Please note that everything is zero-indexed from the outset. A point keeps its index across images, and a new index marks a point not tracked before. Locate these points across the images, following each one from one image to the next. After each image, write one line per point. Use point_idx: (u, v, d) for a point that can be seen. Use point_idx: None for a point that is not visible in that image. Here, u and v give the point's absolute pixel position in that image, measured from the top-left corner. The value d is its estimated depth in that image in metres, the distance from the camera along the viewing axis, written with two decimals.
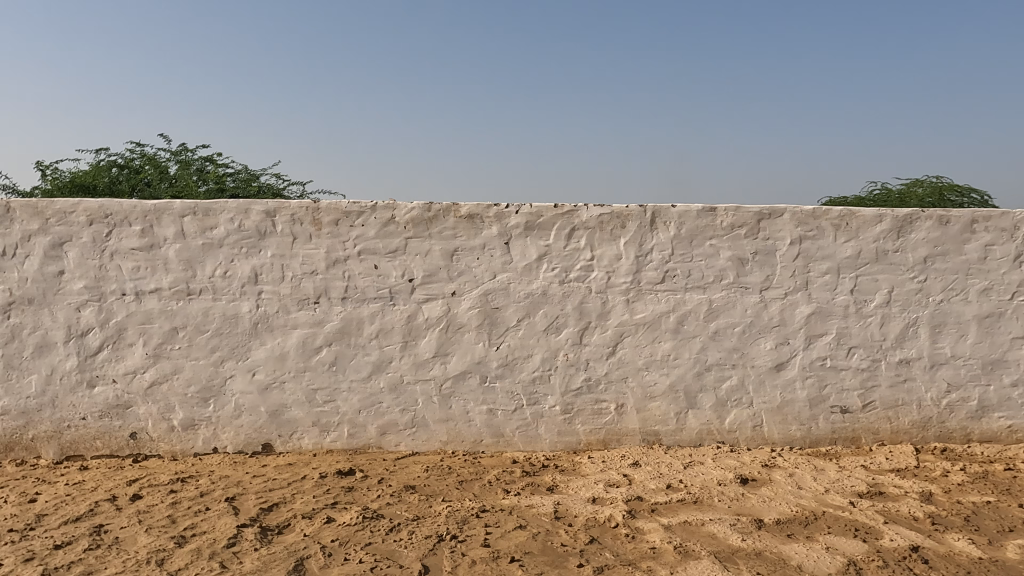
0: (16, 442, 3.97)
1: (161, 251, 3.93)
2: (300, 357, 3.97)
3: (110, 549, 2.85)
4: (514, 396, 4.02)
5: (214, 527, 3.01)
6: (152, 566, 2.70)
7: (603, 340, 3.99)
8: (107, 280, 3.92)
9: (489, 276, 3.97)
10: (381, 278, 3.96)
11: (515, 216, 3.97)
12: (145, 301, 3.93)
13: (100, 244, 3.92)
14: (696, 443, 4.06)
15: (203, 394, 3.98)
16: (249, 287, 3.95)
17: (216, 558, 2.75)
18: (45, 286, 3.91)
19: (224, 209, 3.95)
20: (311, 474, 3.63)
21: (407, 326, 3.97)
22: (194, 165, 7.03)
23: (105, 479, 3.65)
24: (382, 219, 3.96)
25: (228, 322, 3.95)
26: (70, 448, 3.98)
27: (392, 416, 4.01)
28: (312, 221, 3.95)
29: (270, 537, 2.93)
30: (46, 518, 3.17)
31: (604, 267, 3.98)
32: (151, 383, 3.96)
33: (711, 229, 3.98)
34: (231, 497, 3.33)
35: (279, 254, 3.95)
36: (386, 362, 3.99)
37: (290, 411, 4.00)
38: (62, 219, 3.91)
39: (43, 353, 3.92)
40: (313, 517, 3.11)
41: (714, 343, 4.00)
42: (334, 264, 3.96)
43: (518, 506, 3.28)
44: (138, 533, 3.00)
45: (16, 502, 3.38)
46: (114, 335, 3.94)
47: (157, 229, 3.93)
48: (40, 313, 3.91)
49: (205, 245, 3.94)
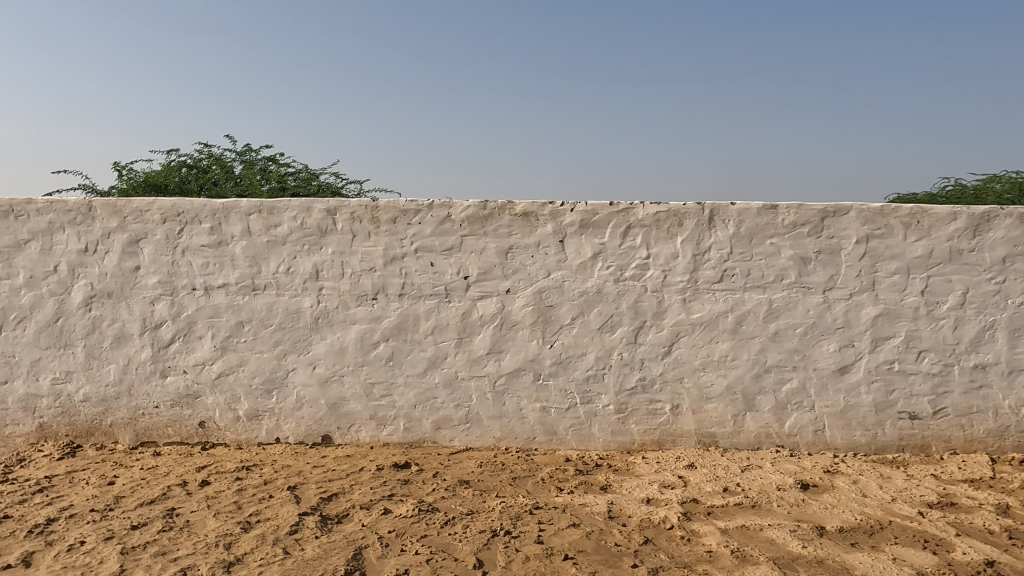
0: (95, 428, 4.20)
1: (229, 248, 4.09)
2: (358, 352, 4.07)
3: (182, 532, 2.99)
4: (568, 394, 4.01)
5: (277, 514, 3.13)
6: (220, 549, 2.82)
7: (659, 340, 3.94)
8: (179, 275, 4.11)
9: (543, 274, 3.98)
10: (437, 275, 4.02)
11: (571, 213, 3.96)
12: (213, 296, 4.11)
13: (173, 241, 4.11)
14: (755, 447, 3.97)
15: (266, 385, 4.12)
16: (311, 283, 4.07)
17: (280, 544, 2.86)
18: (122, 280, 4.13)
19: (288, 207, 4.08)
20: (368, 466, 3.72)
21: (463, 323, 4.02)
22: (257, 165, 7.30)
23: (177, 465, 3.84)
24: (438, 217, 4.02)
25: (291, 316, 4.09)
26: (144, 435, 4.19)
27: (446, 411, 4.07)
28: (371, 219, 4.04)
29: (330, 526, 3.03)
30: (124, 500, 3.36)
31: (660, 265, 3.93)
32: (218, 374, 4.13)
33: (772, 227, 3.88)
34: (293, 486, 3.45)
35: (339, 251, 4.06)
36: (442, 357, 4.04)
37: (348, 404, 4.11)
38: (139, 217, 4.12)
39: (120, 344, 4.15)
40: (371, 508, 3.19)
41: (774, 344, 3.90)
42: (391, 261, 4.04)
43: (571, 504, 3.28)
44: (207, 517, 3.14)
45: (96, 484, 3.58)
46: (185, 328, 4.12)
47: (225, 227, 4.09)
48: (119, 306, 4.14)
49: (270, 242, 4.08)
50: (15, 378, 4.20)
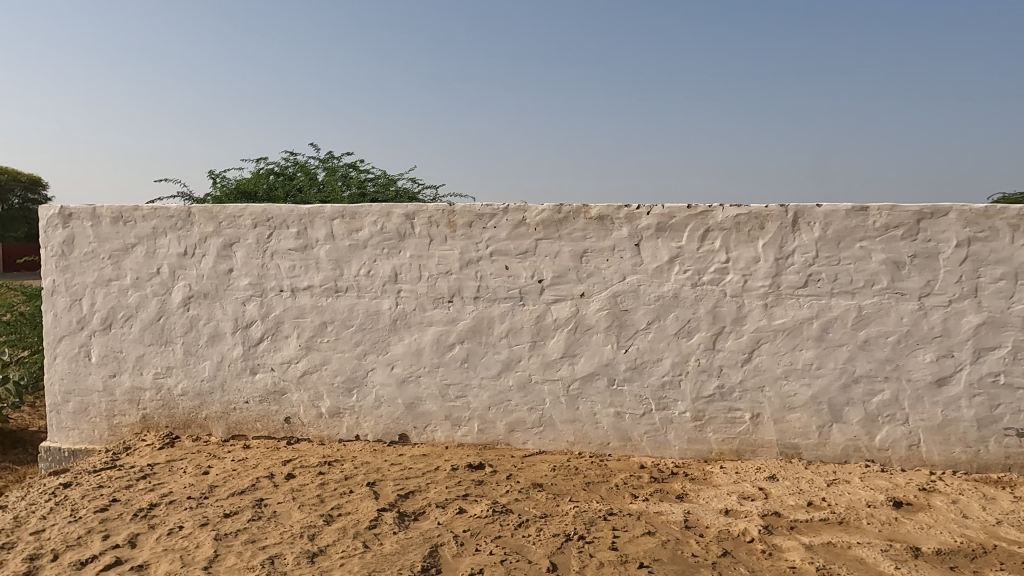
0: (192, 421, 4.48)
1: (314, 251, 4.27)
2: (434, 353, 4.16)
3: (269, 522, 3.14)
4: (643, 400, 3.95)
5: (357, 509, 3.24)
6: (305, 540, 2.95)
7: (738, 346, 3.82)
8: (268, 277, 4.33)
9: (618, 278, 3.94)
10: (512, 278, 4.06)
11: (647, 216, 3.90)
12: (299, 297, 4.30)
13: (263, 245, 4.33)
14: (842, 460, 3.78)
15: (347, 384, 4.28)
16: (390, 285, 4.19)
17: (360, 538, 2.95)
18: (217, 282, 4.38)
19: (369, 212, 4.21)
20: (444, 466, 3.78)
21: (537, 326, 4.04)
22: (339, 171, 7.59)
23: (265, 458, 4.04)
24: (513, 220, 4.05)
25: (371, 318, 4.22)
26: (235, 428, 4.43)
27: (520, 414, 4.10)
28: (448, 223, 4.12)
29: (407, 523, 3.10)
30: (217, 489, 3.56)
31: (740, 269, 3.81)
32: (303, 372, 4.31)
33: (862, 229, 3.69)
34: (372, 482, 3.56)
35: (417, 254, 4.16)
36: (516, 360, 4.07)
37: (425, 404, 4.20)
38: (232, 223, 4.36)
39: (215, 342, 4.40)
40: (446, 507, 3.25)
41: (864, 353, 3.71)
42: (467, 264, 4.11)
43: (646, 512, 3.22)
44: (292, 508, 3.29)
45: (193, 473, 3.82)
46: (273, 328, 4.33)
47: (310, 231, 4.27)
48: (214, 306, 4.40)
49: (352, 246, 4.23)
50: (122, 372, 4.53)
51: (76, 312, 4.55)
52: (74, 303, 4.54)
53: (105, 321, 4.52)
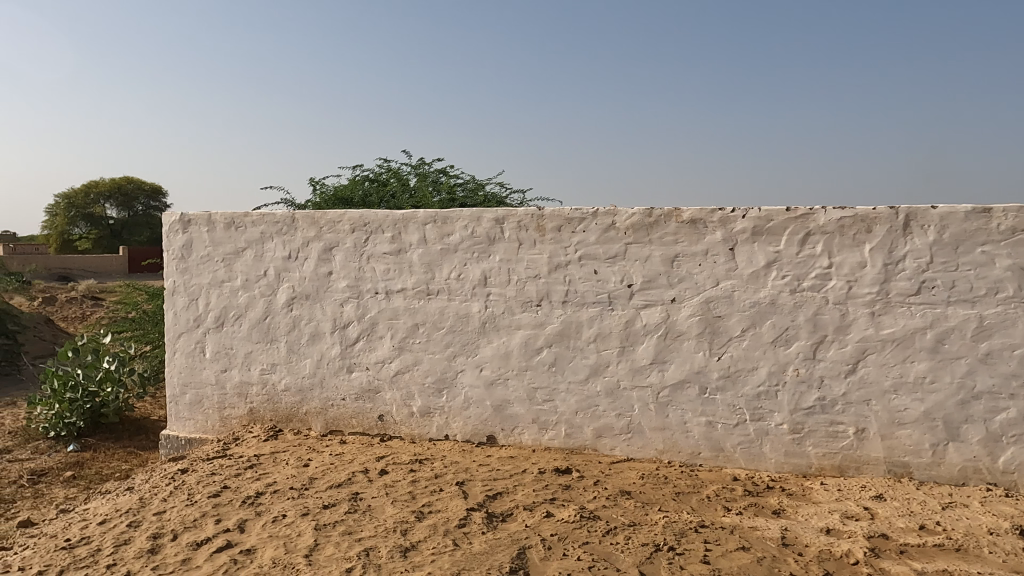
0: (294, 415, 4.73)
1: (407, 255, 4.41)
2: (522, 356, 4.19)
3: (365, 515, 3.27)
4: (736, 410, 3.82)
5: (447, 507, 3.31)
6: (398, 535, 3.05)
7: (842, 356, 3.62)
8: (364, 279, 4.51)
9: (711, 283, 3.83)
10: (601, 283, 4.03)
11: (742, 220, 3.77)
12: (393, 299, 4.45)
13: (360, 249, 4.52)
14: (959, 482, 3.50)
15: (438, 385, 4.38)
16: (480, 289, 4.27)
17: (450, 536, 3.02)
18: (317, 284, 4.61)
19: (460, 217, 4.30)
20: (531, 468, 3.81)
21: (626, 331, 3.99)
22: (430, 177, 7.81)
23: (360, 453, 4.21)
24: (603, 225, 4.02)
25: (461, 320, 4.31)
26: (332, 423, 4.64)
27: (608, 419, 4.06)
28: (537, 227, 4.15)
29: (495, 524, 3.14)
30: (317, 481, 3.75)
31: (844, 275, 3.61)
32: (396, 372, 4.46)
33: (984, 233, 3.41)
34: (461, 481, 3.63)
35: (506, 258, 4.22)
36: (604, 366, 4.04)
37: (512, 407, 4.24)
38: (332, 228, 4.57)
39: (315, 341, 4.63)
40: (534, 510, 3.27)
41: (985, 367, 3.42)
42: (556, 269, 4.11)
43: (739, 526, 3.11)
44: (385, 503, 3.41)
45: (294, 464, 4.04)
46: (369, 328, 4.51)
47: (404, 236, 4.42)
48: (314, 306, 4.63)
49: (443, 250, 4.34)
50: (233, 367, 4.86)
51: (193, 310, 4.91)
52: (191, 302, 4.91)
53: (218, 319, 4.86)
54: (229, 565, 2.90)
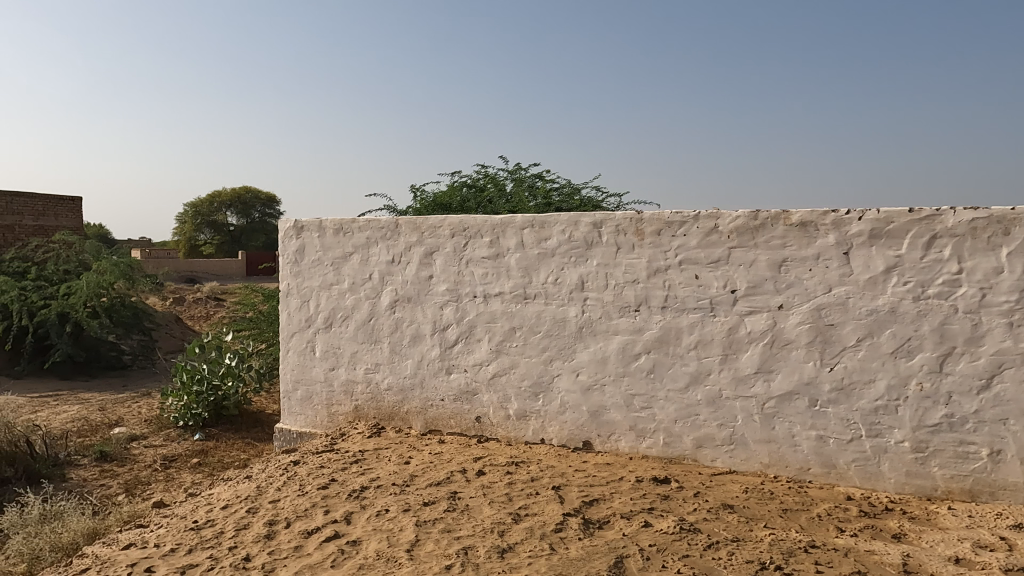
0: (395, 413, 4.90)
1: (505, 259, 4.47)
2: (620, 362, 4.13)
3: (463, 514, 3.34)
4: (850, 425, 3.59)
5: (543, 511, 3.32)
6: (495, 536, 3.09)
7: (973, 370, 3.32)
8: (463, 283, 4.61)
9: (823, 289, 3.62)
10: (702, 288, 3.91)
11: (858, 222, 3.55)
12: (491, 303, 4.52)
13: (460, 253, 4.62)
14: None
15: (534, 388, 4.41)
16: (577, 293, 4.26)
17: (547, 540, 3.02)
18: (419, 287, 4.77)
19: (557, 221, 4.31)
20: (628, 476, 3.74)
21: (728, 339, 3.84)
22: (526, 182, 7.87)
23: (458, 453, 4.30)
24: (705, 228, 3.91)
25: (557, 325, 4.31)
26: (432, 423, 4.77)
27: (709, 430, 3.92)
28: (635, 231, 4.09)
29: (592, 530, 3.12)
30: (418, 478, 3.86)
31: (976, 282, 3.31)
32: (493, 374, 4.53)
33: None
34: (557, 486, 3.63)
35: (604, 263, 4.18)
36: (705, 374, 3.91)
37: (609, 413, 4.19)
38: (433, 233, 4.71)
39: (416, 342, 4.78)
40: (631, 519, 3.21)
41: None
42: (655, 273, 4.03)
43: (854, 549, 2.92)
44: (483, 503, 3.46)
45: (396, 461, 4.18)
46: (467, 331, 4.60)
47: (502, 240, 4.48)
48: (415, 309, 4.78)
49: (541, 254, 4.36)
50: (340, 366, 5.10)
51: (304, 311, 5.21)
52: (303, 304, 5.21)
53: (327, 320, 5.12)
54: (337, 555, 3.04)
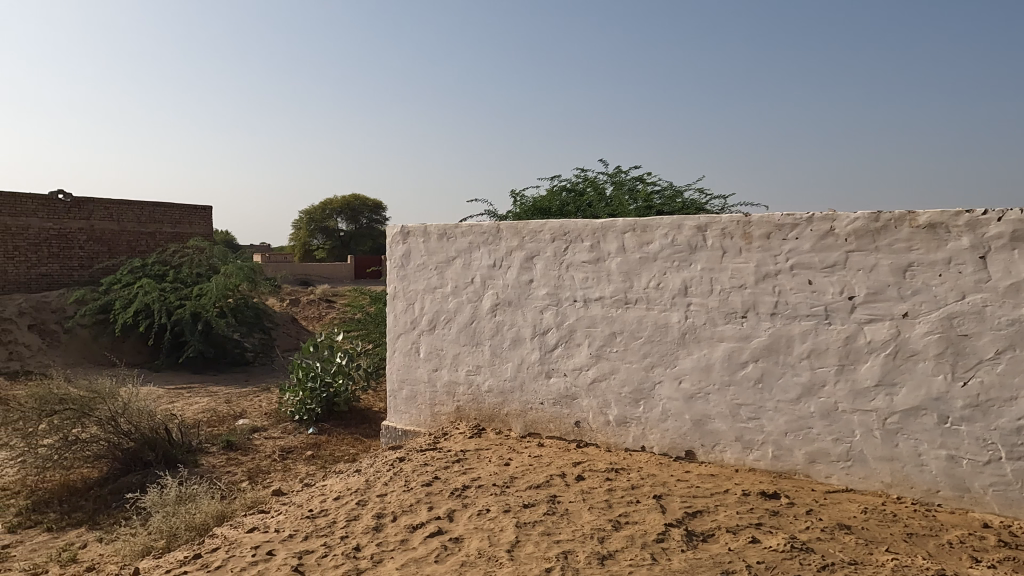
0: (495, 415, 4.99)
1: (606, 264, 4.44)
2: (725, 370, 3.99)
3: (563, 518, 3.35)
4: (988, 446, 3.27)
5: (644, 520, 3.27)
6: (595, 542, 3.07)
7: None
8: (563, 287, 4.62)
9: (955, 296, 3.33)
10: (816, 294, 3.71)
11: (997, 223, 3.24)
12: (591, 307, 4.50)
13: (560, 257, 4.64)
14: None
15: (634, 395, 4.34)
16: (680, 298, 4.16)
17: (648, 549, 2.97)
18: (520, 291, 4.83)
19: (659, 225, 4.24)
20: (734, 489, 3.61)
21: (845, 348, 3.62)
22: (626, 185, 7.78)
23: (557, 457, 4.30)
24: (819, 231, 3.70)
25: (659, 330, 4.23)
26: (531, 426, 4.81)
27: (823, 444, 3.71)
28: (742, 234, 3.94)
29: (695, 543, 3.03)
30: (518, 480, 3.91)
31: None
32: (593, 380, 4.51)
33: None
34: (658, 495, 3.55)
35: (709, 267, 4.06)
36: (819, 385, 3.70)
37: (714, 422, 4.06)
38: (533, 237, 4.76)
39: (516, 345, 4.85)
40: (738, 533, 3.09)
41: None
42: (763, 279, 3.87)
43: None
44: (583, 509, 3.45)
45: (497, 462, 4.25)
46: (567, 335, 4.61)
47: (603, 244, 4.45)
48: (516, 312, 4.84)
49: (642, 258, 4.30)
50: (442, 367, 5.25)
51: (409, 314, 5.41)
52: (409, 306, 5.41)
53: (431, 322, 5.29)
54: (440, 550, 3.14)
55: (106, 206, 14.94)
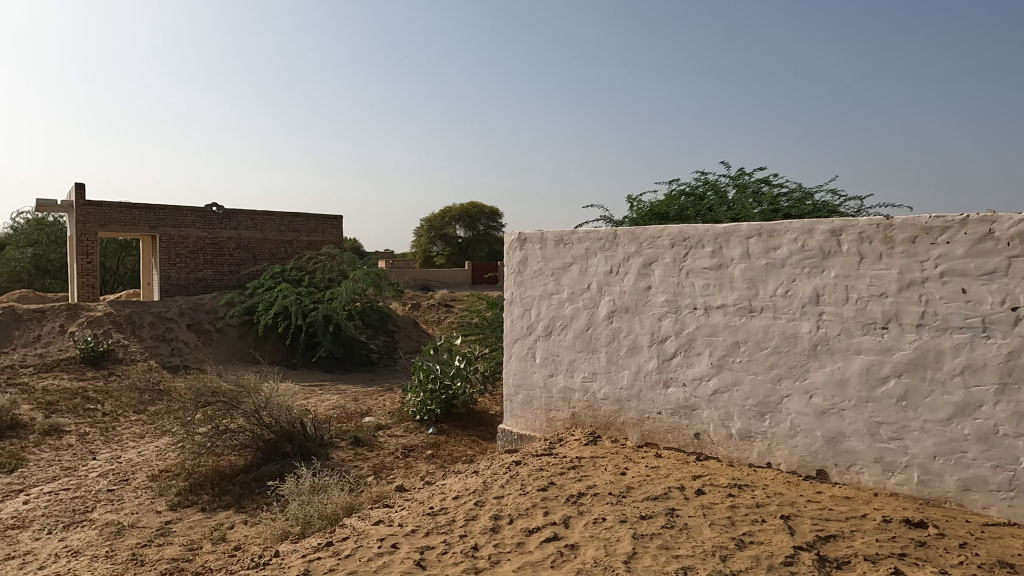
0: (611, 423, 4.93)
1: (728, 270, 4.27)
2: (863, 385, 3.70)
3: (682, 533, 3.24)
4: None
5: (771, 541, 3.10)
6: (717, 560, 2.95)
7: None
8: (683, 295, 4.49)
9: None
10: (971, 304, 3.35)
11: None
12: (713, 315, 4.34)
13: (679, 263, 4.52)
14: None
15: (760, 408, 4.13)
16: (810, 307, 3.91)
17: (775, 572, 2.81)
18: (637, 297, 4.75)
19: (788, 229, 4.01)
20: (872, 514, 3.33)
21: (1008, 365, 3.24)
22: (750, 188, 7.44)
23: (676, 470, 4.18)
24: (975, 234, 3.35)
25: (787, 341, 4.00)
26: (648, 436, 4.71)
27: (980, 471, 3.33)
28: (883, 238, 3.65)
29: (829, 569, 2.83)
30: (634, 490, 3.84)
31: None
32: (714, 390, 4.34)
33: None
34: (786, 515, 3.35)
35: (844, 274, 3.79)
36: (975, 405, 3.34)
37: (849, 441, 3.77)
38: (651, 243, 4.67)
39: (633, 353, 4.77)
40: (878, 563, 2.85)
41: None
42: (908, 287, 3.55)
43: None
44: (703, 524, 3.33)
45: (612, 471, 4.20)
46: (686, 344, 4.47)
47: (726, 250, 4.29)
48: (633, 320, 4.77)
49: (769, 265, 4.09)
50: (558, 373, 5.27)
51: (526, 319, 5.48)
52: (525, 312, 5.49)
53: (547, 328, 5.33)
54: (556, 556, 3.14)
55: (252, 217, 16.36)
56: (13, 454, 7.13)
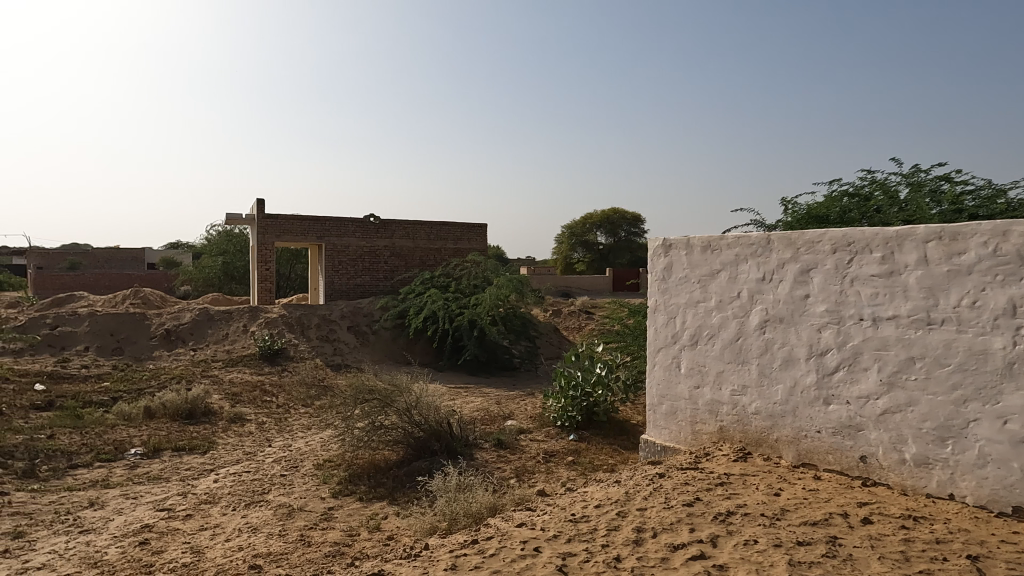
0: (764, 440, 4.65)
1: (901, 278, 3.87)
2: None
3: (846, 564, 2.98)
4: None
5: None
6: None
7: None
8: (846, 304, 4.14)
9: None
10: None
11: None
12: (882, 328, 3.96)
13: (842, 270, 4.17)
14: None
15: (940, 432, 3.68)
16: (1005, 320, 3.43)
17: None
18: (793, 307, 4.44)
19: (976, 232, 3.56)
20: None
21: None
22: (927, 186, 6.69)
23: (838, 494, 3.85)
24: None
25: (975, 358, 3.54)
26: (805, 456, 4.38)
27: None
28: None
29: None
30: (790, 513, 3.59)
31: None
32: (884, 410, 3.94)
33: None
34: (974, 556, 2.96)
35: None
36: None
37: None
38: (810, 248, 4.35)
39: (788, 366, 4.47)
40: None
41: None
42: None
43: None
44: (871, 557, 3.03)
45: (765, 491, 3.96)
46: (851, 358, 4.11)
47: (898, 256, 3.89)
48: (789, 330, 4.47)
49: (952, 272, 3.66)
50: (705, 385, 5.06)
51: (670, 328, 5.33)
52: (670, 320, 5.34)
53: (693, 337, 5.14)
54: None
55: (405, 226, 17.41)
56: (206, 438, 8.13)
